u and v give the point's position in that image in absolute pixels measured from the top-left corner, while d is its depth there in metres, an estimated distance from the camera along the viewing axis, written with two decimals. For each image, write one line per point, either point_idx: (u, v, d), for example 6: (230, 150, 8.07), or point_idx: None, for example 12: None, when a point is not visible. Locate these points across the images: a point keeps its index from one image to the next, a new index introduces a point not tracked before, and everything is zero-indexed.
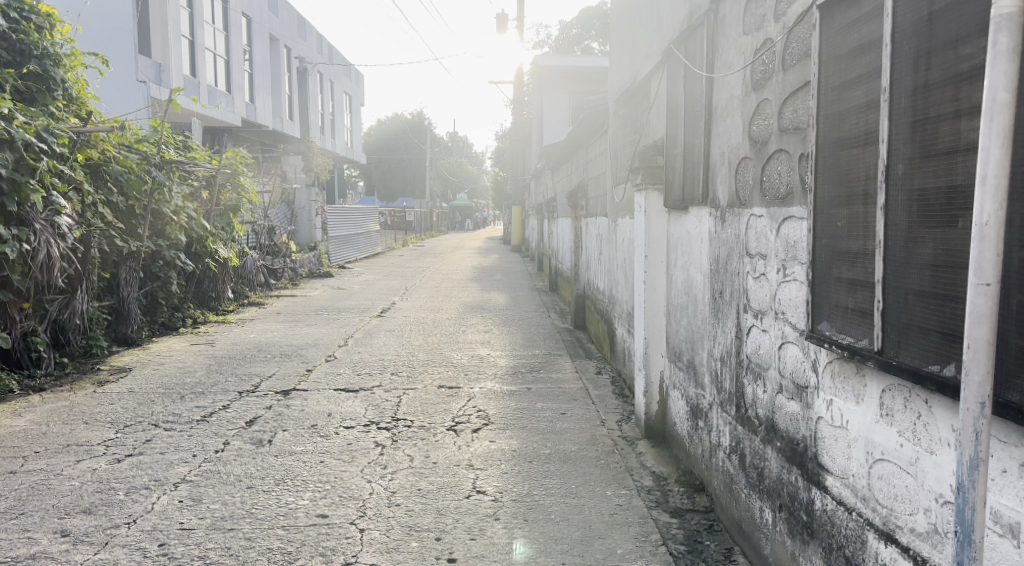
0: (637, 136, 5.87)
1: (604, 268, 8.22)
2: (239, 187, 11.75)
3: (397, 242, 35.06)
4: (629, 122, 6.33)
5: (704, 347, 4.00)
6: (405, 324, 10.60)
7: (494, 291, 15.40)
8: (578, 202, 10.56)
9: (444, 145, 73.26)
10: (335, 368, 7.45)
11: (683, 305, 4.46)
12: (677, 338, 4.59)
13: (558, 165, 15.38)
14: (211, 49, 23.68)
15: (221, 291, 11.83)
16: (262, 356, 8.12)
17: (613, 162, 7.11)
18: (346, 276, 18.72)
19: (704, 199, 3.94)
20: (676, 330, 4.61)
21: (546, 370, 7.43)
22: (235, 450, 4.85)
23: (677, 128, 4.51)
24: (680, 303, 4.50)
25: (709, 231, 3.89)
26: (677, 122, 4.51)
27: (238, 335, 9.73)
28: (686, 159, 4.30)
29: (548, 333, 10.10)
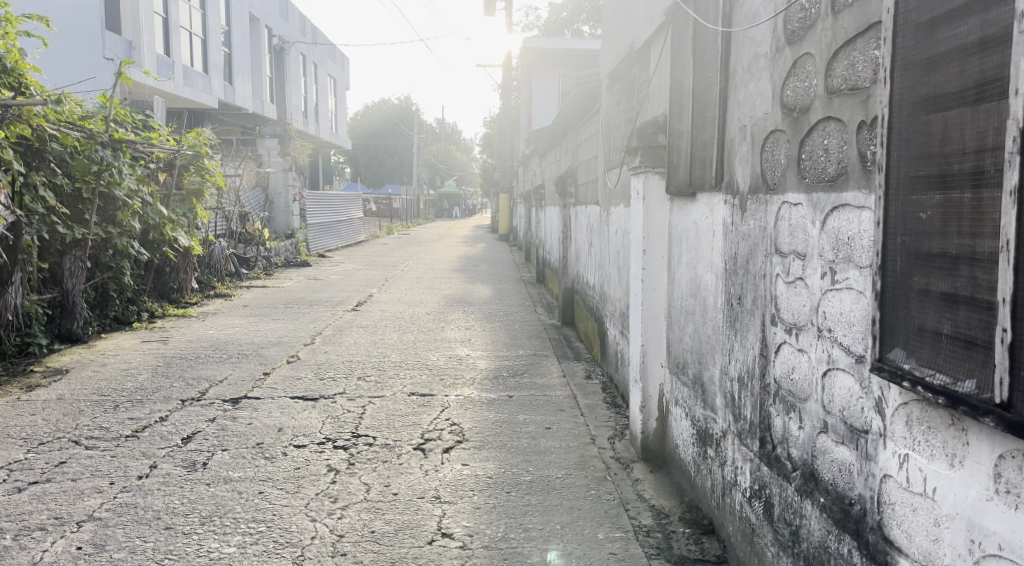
0: (636, 112, 5.15)
1: (595, 261, 7.51)
2: (202, 169, 10.97)
3: (382, 229, 34.30)
4: (627, 98, 5.62)
5: (714, 363, 3.29)
6: (380, 319, 9.90)
7: (478, 282, 14.68)
8: (567, 189, 9.83)
9: (432, 132, 72.30)
10: (294, 371, 6.76)
11: (689, 309, 3.75)
12: (681, 348, 3.89)
13: (547, 150, 14.65)
14: (186, 28, 22.83)
15: (184, 282, 11.11)
16: (217, 357, 7.44)
17: (606, 145, 6.41)
18: (324, 266, 18.00)
19: (716, 183, 3.24)
20: (680, 340, 3.91)
21: (530, 374, 6.74)
22: (160, 478, 4.17)
23: (683, 99, 3.80)
24: (685, 307, 3.80)
25: (724, 222, 3.18)
26: (684, 93, 3.80)
27: (196, 331, 9.03)
28: (694, 135, 3.59)
29: (533, 330, 9.42)
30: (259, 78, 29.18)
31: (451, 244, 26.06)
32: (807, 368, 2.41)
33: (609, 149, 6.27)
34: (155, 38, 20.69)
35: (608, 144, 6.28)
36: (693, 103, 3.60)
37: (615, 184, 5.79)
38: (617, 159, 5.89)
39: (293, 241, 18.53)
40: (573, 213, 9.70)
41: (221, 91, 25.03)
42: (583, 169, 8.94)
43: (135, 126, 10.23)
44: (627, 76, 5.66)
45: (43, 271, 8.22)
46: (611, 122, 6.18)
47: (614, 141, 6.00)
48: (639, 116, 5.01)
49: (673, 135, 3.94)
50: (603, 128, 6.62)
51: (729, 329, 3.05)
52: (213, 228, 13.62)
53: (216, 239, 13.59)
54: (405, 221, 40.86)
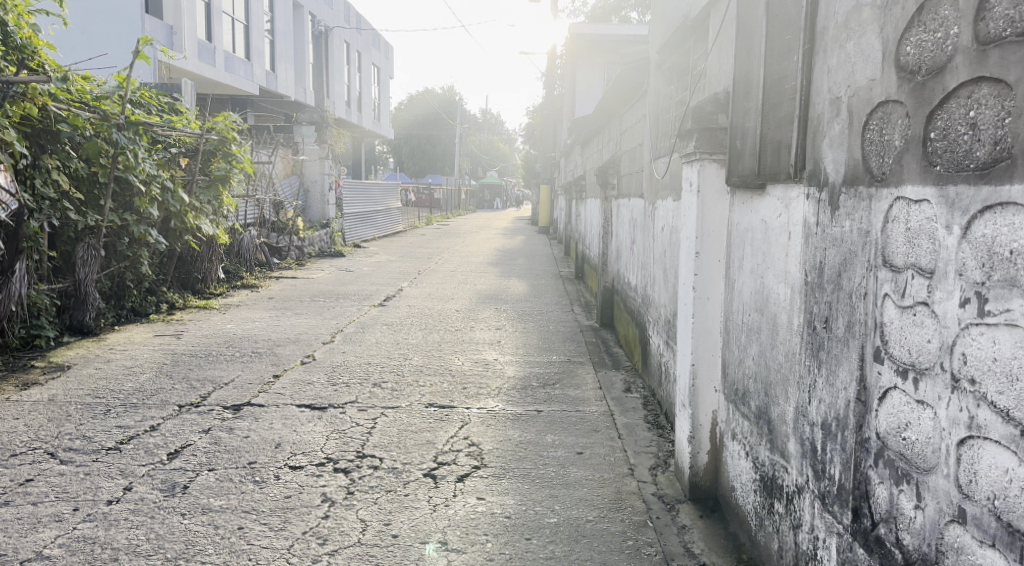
0: (693, 90, 4.47)
1: (638, 261, 6.85)
2: (230, 155, 10.51)
3: (421, 220, 33.87)
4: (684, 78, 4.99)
5: (785, 398, 2.67)
6: (407, 317, 9.34)
7: (514, 278, 14.09)
8: (609, 181, 9.15)
9: (474, 122, 71.74)
10: (307, 375, 6.22)
11: (752, 326, 3.12)
12: (741, 373, 3.25)
13: (589, 140, 14.00)
14: (228, 13, 22.57)
15: (209, 272, 10.66)
16: (228, 356, 6.95)
17: (655, 130, 5.72)
18: (357, 256, 17.55)
19: (795, 173, 2.58)
20: (740, 363, 3.27)
21: (562, 387, 6.12)
22: (131, 504, 3.65)
23: (754, 68, 3.13)
24: (747, 324, 3.16)
25: (803, 222, 2.54)
26: (752, 62, 3.14)
27: (213, 324, 8.56)
28: (765, 113, 2.94)
29: (569, 332, 8.79)
30: (301, 65, 28.84)
31: (489, 237, 25.49)
32: (934, 425, 1.85)
33: (659, 134, 5.58)
34: (196, 23, 20.43)
35: (658, 129, 5.61)
36: (765, 73, 2.94)
37: (665, 171, 5.11)
38: (667, 142, 5.20)
39: (327, 231, 18.08)
40: (614, 206, 9.03)
41: (263, 78, 24.74)
42: (627, 159, 8.25)
43: (160, 109, 9.84)
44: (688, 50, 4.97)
45: (53, 259, 7.80)
46: (663, 105, 5.53)
47: (667, 124, 5.32)
48: (694, 95, 4.35)
49: (740, 115, 3.29)
50: (652, 111, 5.94)
51: (808, 360, 2.43)
52: (242, 216, 13.18)
53: (246, 228, 13.16)
54: (445, 212, 40.38)
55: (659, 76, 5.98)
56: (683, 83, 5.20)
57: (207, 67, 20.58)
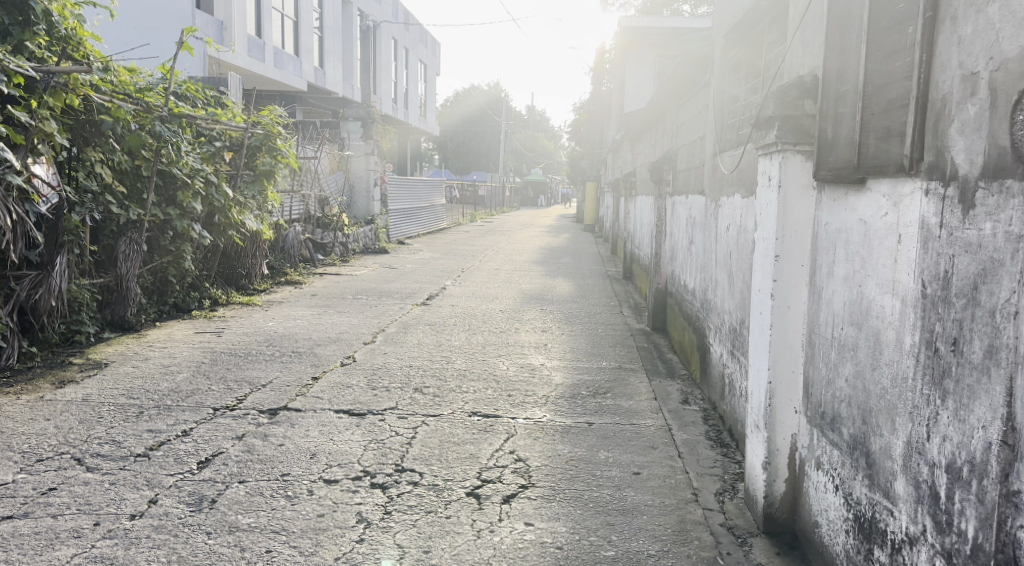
0: (775, 79, 4.19)
1: (697, 263, 6.54)
2: (275, 150, 10.34)
3: (465, 217, 33.68)
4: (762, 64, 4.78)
5: (891, 431, 2.40)
6: (451, 318, 9.06)
7: (560, 277, 13.77)
8: (662, 177, 8.80)
9: (520, 118, 71.40)
10: (347, 378, 5.95)
11: (847, 343, 2.84)
12: (831, 397, 2.97)
13: (639, 136, 13.63)
14: (278, 9, 22.56)
15: (253, 268, 10.49)
16: (268, 355, 6.71)
17: (724, 124, 5.44)
18: (402, 253, 17.37)
19: (906, 166, 2.31)
20: (831, 386, 2.98)
21: (615, 398, 5.83)
22: (154, 520, 3.41)
23: (850, 52, 2.88)
24: (842, 341, 2.88)
25: (919, 232, 2.26)
26: (847, 49, 2.91)
27: (254, 321, 8.33)
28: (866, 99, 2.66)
29: (619, 336, 8.44)
30: (349, 60, 28.78)
31: (534, 235, 25.19)
32: None
33: (729, 127, 5.32)
34: (246, 18, 20.42)
35: (728, 124, 5.34)
36: (866, 57, 2.67)
37: (736, 165, 4.86)
38: (741, 137, 4.93)
39: (373, 228, 17.92)
40: (668, 204, 8.69)
41: (311, 75, 24.72)
42: (683, 155, 7.91)
43: (205, 101, 9.67)
44: (768, 39, 4.70)
45: (95, 253, 7.63)
46: (735, 95, 5.31)
47: (741, 117, 5.06)
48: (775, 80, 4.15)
49: (833, 103, 3.02)
50: (720, 102, 5.66)
51: (927, 388, 2.17)
52: (287, 212, 13.04)
53: (291, 224, 13.02)
54: (490, 209, 40.17)
55: (729, 67, 5.69)
56: (758, 72, 4.92)
57: (256, 63, 20.56)
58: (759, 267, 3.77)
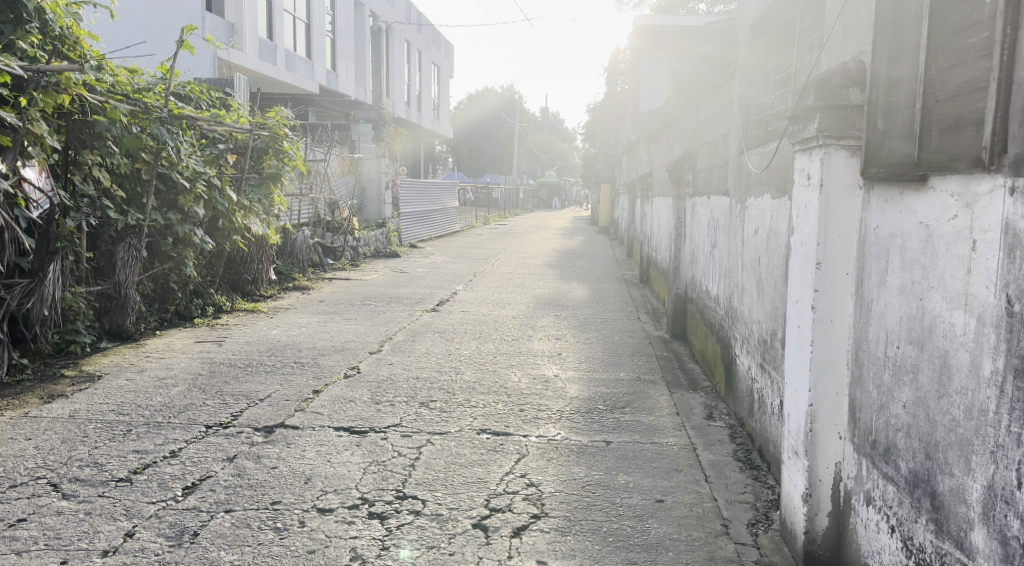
0: (816, 67, 3.92)
1: (722, 268, 6.27)
2: (281, 152, 10.06)
3: (478, 219, 33.36)
4: (797, 56, 4.53)
5: (963, 474, 2.22)
6: (462, 326, 8.75)
7: (574, 281, 13.43)
8: (682, 177, 8.47)
9: (533, 120, 71.04)
10: (349, 391, 5.63)
11: (906, 366, 2.64)
12: (886, 425, 2.78)
13: (656, 136, 13.29)
14: (289, 12, 22.35)
15: (259, 274, 10.17)
16: (268, 366, 6.39)
17: (761, 118, 5.19)
18: (413, 257, 17.06)
19: (983, 162, 2.16)
20: (886, 414, 2.79)
21: (634, 413, 5.54)
22: (128, 557, 3.11)
23: (907, 36, 2.68)
24: (899, 362, 2.69)
25: (1001, 253, 2.08)
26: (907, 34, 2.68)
27: (258, 330, 8.01)
28: (927, 93, 2.49)
29: (637, 344, 8.12)
30: (361, 62, 28.51)
31: (548, 237, 24.86)
32: None
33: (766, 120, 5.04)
34: (257, 20, 20.21)
35: (764, 118, 5.08)
36: (925, 50, 2.50)
37: (770, 162, 4.63)
38: (777, 133, 4.67)
39: (384, 231, 17.64)
40: (688, 205, 8.35)
41: (323, 77, 24.49)
42: (705, 154, 7.59)
43: (212, 104, 9.46)
44: (804, 30, 4.43)
45: (92, 259, 7.30)
46: (770, 89, 5.06)
47: (777, 111, 4.79)
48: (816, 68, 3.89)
49: (888, 92, 2.85)
50: (757, 98, 5.43)
51: (1018, 426, 1.98)
52: (294, 216, 12.74)
53: (298, 227, 12.73)
54: (503, 211, 39.83)
55: (762, 61, 5.43)
56: (792, 65, 4.65)
57: (267, 65, 20.34)
58: (796, 270, 3.53)
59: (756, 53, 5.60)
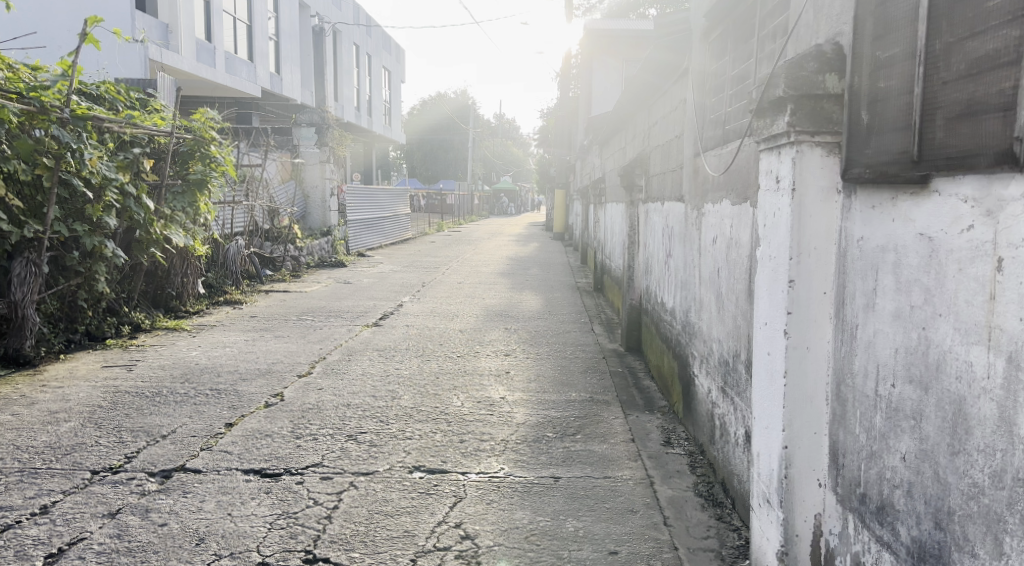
0: (783, 55, 3.44)
1: (677, 280, 5.81)
2: (207, 157, 9.52)
3: (431, 226, 32.73)
4: (757, 45, 4.05)
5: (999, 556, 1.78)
6: (403, 342, 8.17)
7: (526, 290, 12.93)
8: (635, 182, 7.97)
9: (488, 125, 70.51)
10: (267, 424, 5.04)
11: (905, 410, 2.18)
12: (879, 478, 2.32)
13: (608, 139, 12.82)
14: (229, 12, 21.53)
15: (184, 287, 9.55)
16: (178, 396, 5.75)
17: (719, 116, 4.72)
18: (359, 267, 16.41)
19: (1015, 158, 1.73)
20: (878, 464, 2.33)
21: (586, 441, 5.02)
22: None
23: (898, 6, 2.22)
24: (894, 403, 2.23)
25: None
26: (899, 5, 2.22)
27: (176, 352, 7.36)
28: (928, 75, 2.03)
29: (590, 360, 7.61)
30: (307, 65, 27.74)
31: (501, 244, 24.34)
32: None
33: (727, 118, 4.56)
34: (194, 21, 19.41)
35: (723, 116, 4.61)
36: (923, 21, 2.05)
37: (731, 164, 4.15)
38: (740, 131, 4.18)
39: (328, 239, 16.96)
40: (642, 211, 7.87)
41: (266, 81, 23.71)
42: (658, 157, 7.11)
43: (129, 104, 8.94)
44: (765, 15, 3.94)
45: None
46: (729, 85, 4.59)
47: (738, 107, 4.31)
48: (782, 54, 3.41)
49: (873, 75, 2.39)
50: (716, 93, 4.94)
51: None
52: (224, 225, 11.97)
53: (232, 237, 12.03)
54: (457, 218, 39.24)
55: (718, 53, 4.94)
56: (751, 56, 4.17)
57: (204, 68, 19.55)
58: (761, 286, 3.05)
59: (711, 45, 5.11)
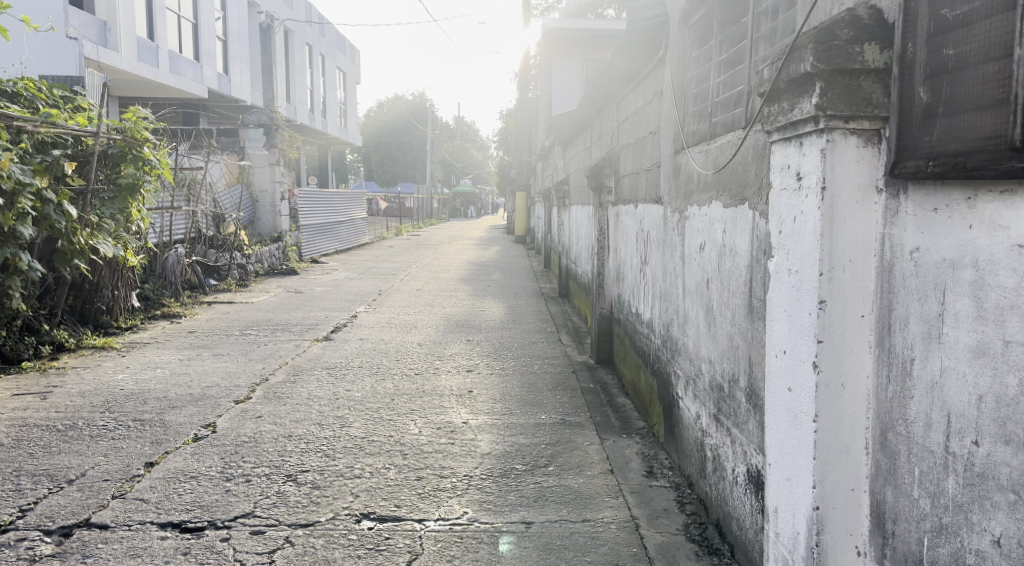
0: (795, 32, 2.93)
1: (655, 289, 5.28)
2: (140, 159, 8.95)
3: (390, 230, 32.02)
4: (755, 21, 3.51)
5: None
6: (356, 358, 7.60)
7: (488, 297, 12.42)
8: (604, 183, 7.44)
9: (447, 127, 69.92)
10: (194, 463, 4.57)
11: (999, 477, 1.74)
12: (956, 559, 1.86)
13: (571, 140, 12.35)
14: (174, 10, 20.71)
15: (115, 301, 9.06)
16: (94, 432, 5.17)
17: (707, 108, 4.21)
18: (311, 274, 15.77)
19: None
20: (952, 542, 1.87)
21: (560, 474, 4.44)
22: None
23: None
24: (976, 468, 1.79)
25: None
26: None
27: (101, 376, 6.77)
28: None
29: (558, 375, 7.08)
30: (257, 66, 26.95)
31: (462, 248, 23.75)
32: None
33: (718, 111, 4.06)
34: (135, 18, 18.57)
35: (713, 108, 4.10)
36: None
37: (725, 162, 3.64)
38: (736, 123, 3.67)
39: (280, 246, 16.27)
40: (612, 214, 7.36)
41: (214, 81, 22.86)
42: (629, 155, 6.59)
43: (50, 102, 8.35)
44: None
45: None
46: (718, 70, 4.04)
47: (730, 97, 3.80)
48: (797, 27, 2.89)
49: (937, 39, 1.90)
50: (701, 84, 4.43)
51: None
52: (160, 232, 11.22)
53: (172, 246, 11.34)
54: (416, 221, 38.55)
55: (702, 38, 4.43)
56: (745, 35, 3.64)
57: (146, 67, 18.70)
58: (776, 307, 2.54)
59: (693, 29, 4.59)
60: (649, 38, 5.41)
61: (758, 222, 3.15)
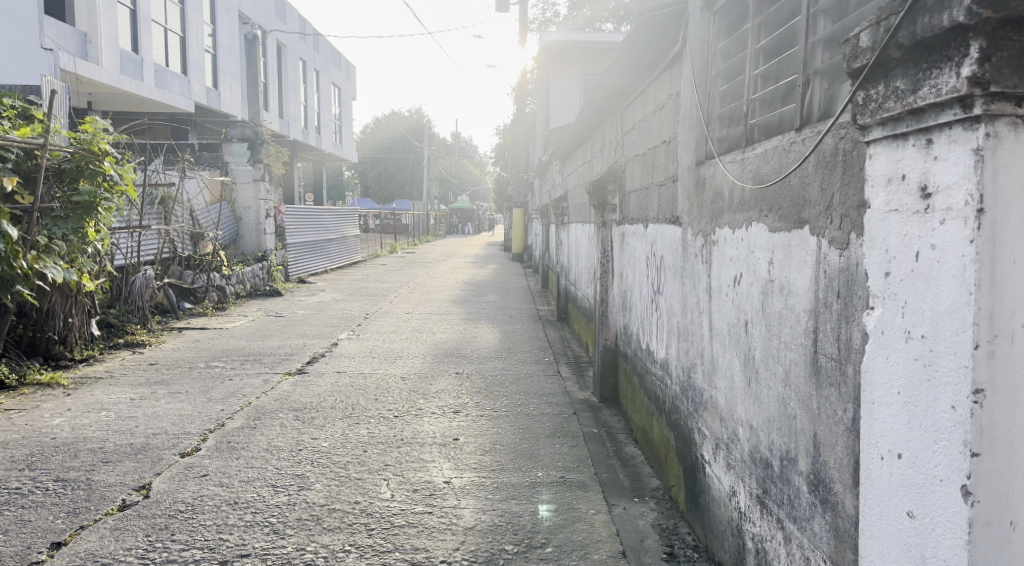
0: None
1: (670, 325, 4.53)
2: (98, 174, 8.15)
3: (383, 248, 31.09)
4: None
5: None
6: (329, 395, 6.78)
7: (481, 321, 11.61)
8: (607, 200, 6.63)
9: (443, 144, 69.16)
10: (112, 543, 3.78)
11: None
12: None
13: (570, 154, 11.63)
14: (160, 23, 20.00)
15: (69, 331, 8.22)
16: (8, 497, 4.37)
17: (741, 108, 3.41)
18: (296, 296, 14.94)
19: None
20: None
21: (559, 560, 3.62)
22: None
23: None
24: None
25: None
26: None
27: (36, 421, 5.93)
28: None
29: (556, 416, 6.25)
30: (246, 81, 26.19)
31: (456, 267, 22.89)
32: None
33: (756, 109, 3.24)
34: (118, 30, 17.83)
35: (747, 105, 3.29)
36: None
37: (772, 172, 2.84)
38: (787, 123, 2.88)
39: (264, 265, 15.45)
40: (617, 235, 6.56)
41: (201, 96, 22.08)
42: (637, 169, 5.79)
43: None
44: None
45: None
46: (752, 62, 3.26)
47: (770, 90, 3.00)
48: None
49: None
50: (732, 79, 3.61)
51: None
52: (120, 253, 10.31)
53: (140, 268, 10.51)
54: (411, 238, 37.63)
55: (733, 25, 3.62)
56: (792, 16, 2.87)
57: (128, 80, 17.91)
58: (886, 380, 1.96)
59: (720, 14, 3.78)
60: (661, 33, 4.62)
61: (826, 247, 2.38)
